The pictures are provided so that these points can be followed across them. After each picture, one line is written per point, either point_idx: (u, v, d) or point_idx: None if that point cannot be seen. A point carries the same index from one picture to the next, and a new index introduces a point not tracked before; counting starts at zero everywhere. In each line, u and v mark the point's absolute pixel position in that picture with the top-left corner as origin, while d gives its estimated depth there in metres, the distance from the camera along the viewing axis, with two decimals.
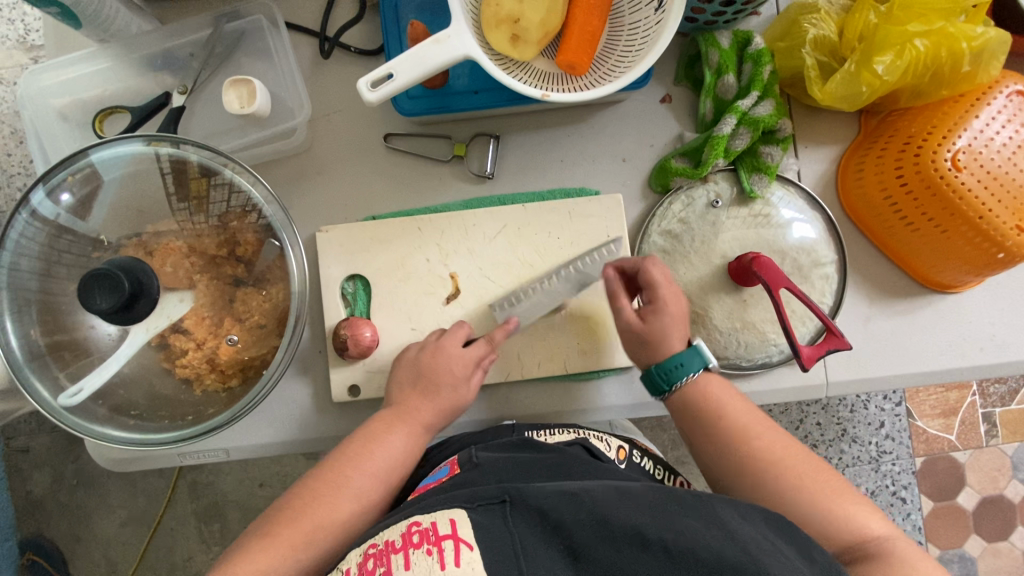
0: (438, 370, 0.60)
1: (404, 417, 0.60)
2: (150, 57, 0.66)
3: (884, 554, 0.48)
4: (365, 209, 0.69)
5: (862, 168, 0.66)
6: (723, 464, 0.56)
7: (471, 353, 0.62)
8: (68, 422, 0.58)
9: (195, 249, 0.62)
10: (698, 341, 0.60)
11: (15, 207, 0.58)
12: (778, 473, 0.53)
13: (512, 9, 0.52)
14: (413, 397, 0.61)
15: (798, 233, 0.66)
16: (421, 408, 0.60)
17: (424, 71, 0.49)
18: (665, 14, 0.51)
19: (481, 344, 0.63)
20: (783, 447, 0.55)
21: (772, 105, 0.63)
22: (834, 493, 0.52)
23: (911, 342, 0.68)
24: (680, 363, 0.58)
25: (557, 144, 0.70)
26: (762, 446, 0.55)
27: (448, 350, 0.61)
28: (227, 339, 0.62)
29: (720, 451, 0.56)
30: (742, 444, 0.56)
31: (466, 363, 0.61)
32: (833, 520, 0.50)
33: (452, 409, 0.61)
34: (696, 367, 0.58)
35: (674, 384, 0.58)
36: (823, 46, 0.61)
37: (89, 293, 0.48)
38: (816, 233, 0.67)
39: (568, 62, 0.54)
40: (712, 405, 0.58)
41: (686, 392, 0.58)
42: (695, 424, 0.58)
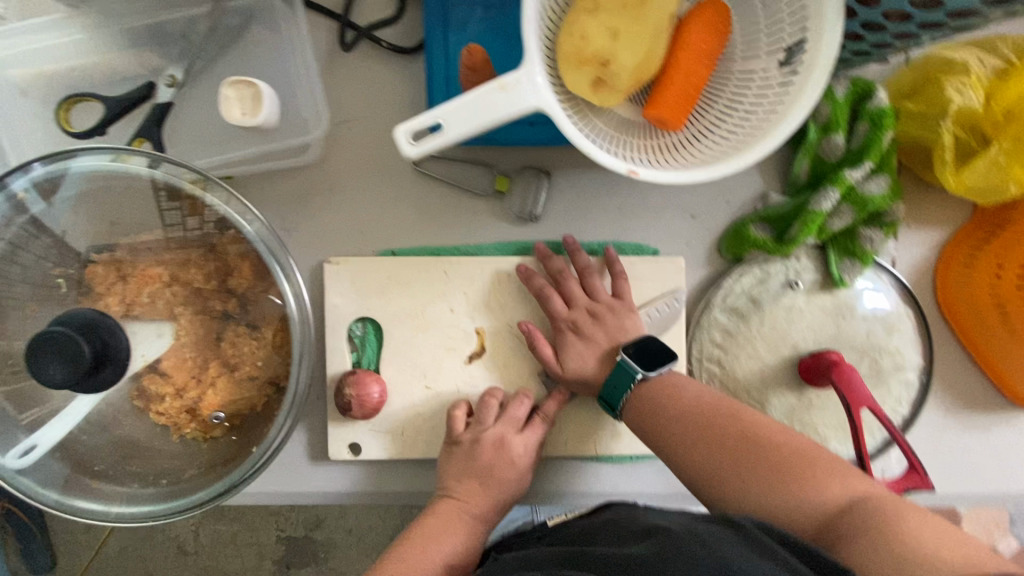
0: (501, 464, 0.54)
1: (459, 512, 0.53)
2: (135, 32, 0.53)
3: (865, 521, 0.39)
4: (383, 241, 0.59)
5: (972, 264, 0.56)
6: (682, 458, 0.47)
7: (530, 438, 0.55)
8: (18, 486, 0.49)
9: (178, 278, 0.53)
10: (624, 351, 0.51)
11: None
12: (736, 456, 0.45)
13: (602, 48, 0.40)
14: (474, 490, 0.54)
15: (870, 303, 0.57)
16: (472, 494, 0.54)
17: (483, 126, 0.37)
18: (797, 79, 0.40)
19: (540, 425, 0.56)
20: (738, 423, 0.47)
21: (887, 183, 0.53)
22: (801, 469, 0.44)
23: (982, 462, 0.60)
24: (613, 386, 0.51)
25: (618, 188, 0.59)
26: (717, 429, 0.47)
27: (507, 435, 0.55)
28: (213, 414, 0.54)
29: (675, 445, 0.48)
30: (693, 431, 0.47)
31: (528, 452, 0.55)
32: (804, 497, 0.42)
33: (509, 497, 0.55)
34: (628, 383, 0.51)
35: (618, 407, 0.51)
36: (964, 118, 0.50)
37: (41, 360, 0.39)
38: (892, 303, 0.57)
39: (658, 117, 0.43)
40: (653, 391, 0.50)
41: (633, 405, 0.51)
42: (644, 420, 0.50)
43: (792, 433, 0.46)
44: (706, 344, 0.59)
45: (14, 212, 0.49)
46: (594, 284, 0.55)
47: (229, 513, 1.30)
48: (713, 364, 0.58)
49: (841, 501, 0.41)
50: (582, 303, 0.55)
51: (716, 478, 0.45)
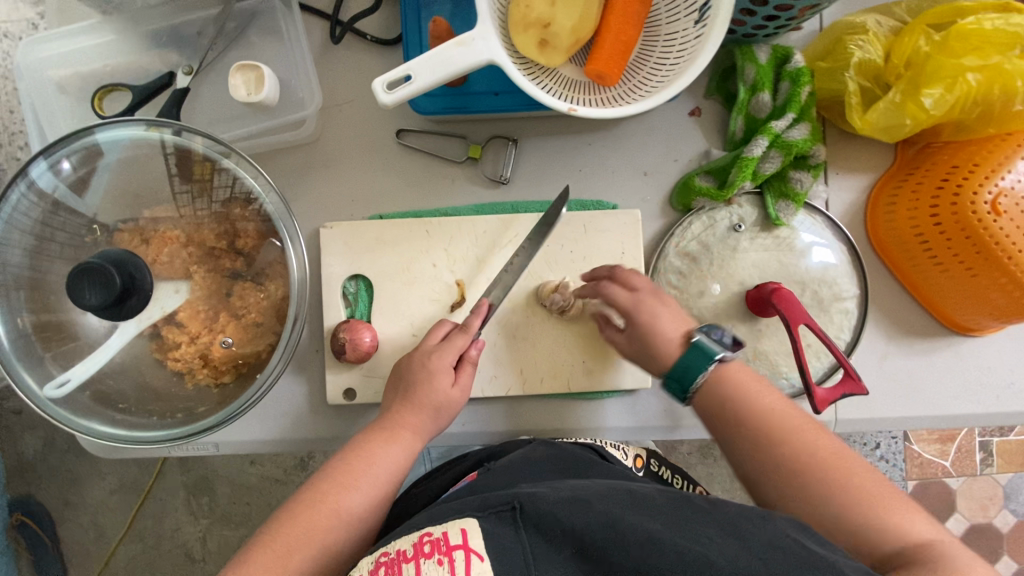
0: (415, 366, 0.59)
1: (394, 427, 0.57)
2: (157, 34, 0.62)
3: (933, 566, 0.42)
4: (372, 207, 0.67)
5: (894, 201, 0.63)
6: (750, 463, 0.50)
7: (450, 348, 0.59)
8: (51, 412, 0.56)
9: (192, 239, 0.60)
10: (700, 334, 0.53)
11: (13, 177, 0.56)
12: (808, 471, 0.47)
13: (543, 13, 0.48)
14: (400, 406, 0.58)
15: (818, 258, 0.63)
16: (405, 411, 0.58)
17: (444, 76, 0.46)
18: (706, 30, 0.48)
19: (460, 336, 0.60)
20: (816, 443, 0.49)
21: (808, 129, 0.60)
22: (887, 501, 0.46)
23: (926, 385, 0.65)
24: (686, 368, 0.53)
25: (578, 152, 0.66)
26: (789, 447, 0.49)
27: (425, 347, 0.59)
28: (221, 339, 0.59)
29: (749, 453, 0.50)
30: (770, 443, 0.49)
31: (449, 357, 0.58)
32: (879, 526, 0.44)
33: (433, 403, 0.58)
34: (704, 365, 0.52)
35: (689, 388, 0.53)
36: (868, 70, 0.58)
37: (77, 287, 0.45)
38: (837, 259, 0.64)
39: (597, 72, 0.51)
40: (728, 399, 0.52)
41: (705, 389, 0.53)
42: (713, 413, 0.52)
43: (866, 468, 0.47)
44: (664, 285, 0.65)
45: (40, 197, 0.57)
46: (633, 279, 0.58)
47: (235, 516, 1.32)
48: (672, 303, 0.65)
49: (909, 540, 0.44)
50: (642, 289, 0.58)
51: (782, 487, 0.48)
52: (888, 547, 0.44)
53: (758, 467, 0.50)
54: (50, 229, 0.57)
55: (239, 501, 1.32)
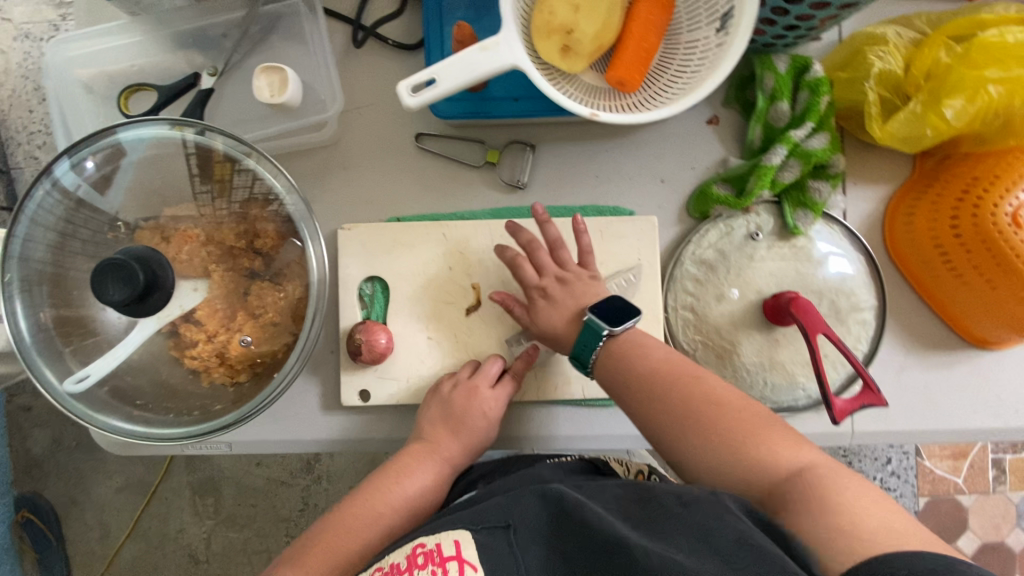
0: (472, 412, 0.59)
1: (434, 453, 0.59)
2: (183, 35, 0.63)
3: (807, 488, 0.44)
4: (389, 209, 0.67)
5: (913, 213, 0.63)
6: (650, 421, 0.52)
7: (500, 394, 0.61)
8: (72, 408, 0.56)
9: (212, 238, 0.60)
10: (589, 313, 0.57)
11: (37, 176, 0.56)
12: (699, 416, 0.50)
13: (566, 20, 0.49)
14: (443, 434, 0.60)
15: (835, 269, 0.63)
16: (447, 442, 0.60)
17: (468, 79, 0.46)
18: (728, 38, 0.48)
19: (509, 383, 0.61)
20: (703, 389, 0.52)
21: (827, 139, 0.60)
22: (762, 432, 0.48)
23: (944, 398, 0.65)
24: (583, 345, 0.57)
25: (595, 158, 0.67)
26: (676, 390, 0.52)
27: (479, 394, 0.60)
28: (240, 337, 0.60)
29: (647, 410, 0.53)
30: (663, 396, 0.52)
31: (498, 405, 0.60)
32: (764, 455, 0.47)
33: (476, 444, 0.61)
34: (594, 342, 0.56)
35: (590, 362, 0.57)
36: (887, 81, 0.58)
37: (102, 282, 0.46)
38: (854, 269, 0.63)
39: (618, 78, 0.51)
40: (623, 360, 0.55)
41: (601, 365, 0.56)
42: (612, 375, 0.56)
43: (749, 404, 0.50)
44: (680, 293, 0.65)
45: (64, 196, 0.57)
46: (563, 254, 0.62)
47: (240, 518, 1.32)
48: (688, 311, 0.65)
49: (791, 467, 0.46)
50: (552, 271, 0.61)
51: (680, 435, 0.50)
52: (776, 478, 0.46)
53: (652, 420, 0.52)
54: (73, 227, 0.58)
55: (244, 503, 1.31)
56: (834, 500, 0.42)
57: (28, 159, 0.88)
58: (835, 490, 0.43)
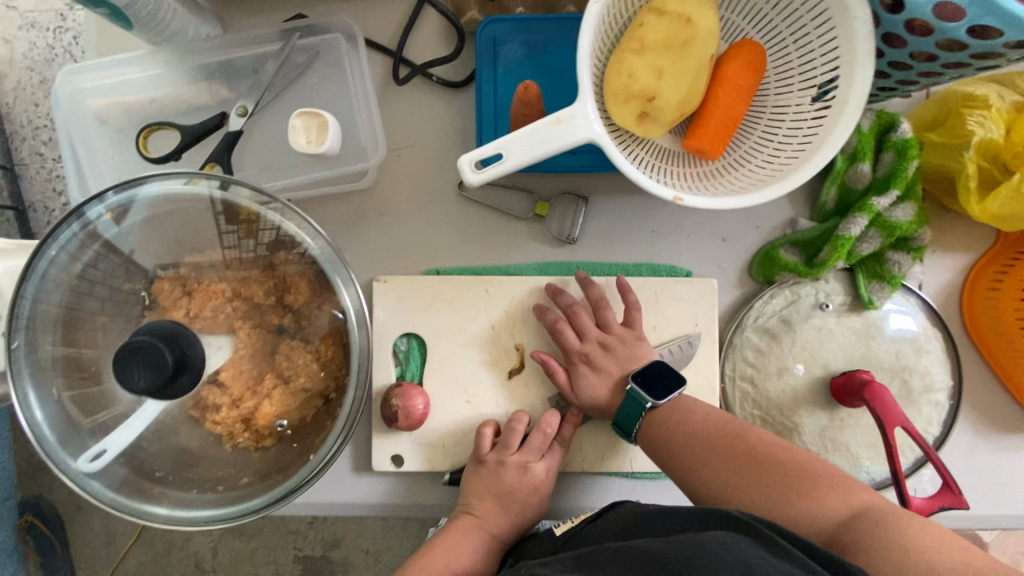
0: (523, 488, 0.55)
1: (482, 527, 0.54)
2: (210, 68, 0.58)
3: (868, 534, 0.40)
4: (428, 260, 0.62)
5: (998, 287, 0.58)
6: (691, 477, 0.49)
7: (550, 463, 0.57)
8: (85, 486, 0.51)
9: (239, 293, 0.56)
10: (632, 381, 0.53)
11: (66, 215, 0.52)
12: (743, 467, 0.46)
13: (647, 85, 0.43)
14: (492, 509, 0.55)
15: (897, 325, 0.59)
16: (495, 514, 0.54)
17: (540, 155, 0.41)
18: (829, 113, 0.43)
19: (558, 451, 0.57)
20: (748, 441, 0.48)
21: (914, 210, 0.55)
22: (811, 482, 0.44)
23: (1016, 486, 0.60)
24: (625, 414, 0.53)
25: (652, 212, 0.62)
26: (720, 446, 0.49)
27: (531, 471, 0.55)
28: (277, 421, 0.56)
29: (686, 464, 0.49)
30: (704, 451, 0.49)
31: (549, 476, 0.56)
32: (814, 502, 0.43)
33: (527, 519, 0.56)
34: (637, 414, 0.53)
35: (631, 432, 0.53)
36: (986, 150, 0.52)
37: (128, 367, 0.42)
38: (918, 325, 0.59)
39: (698, 148, 0.46)
40: (665, 416, 0.52)
41: (649, 438, 0.53)
42: (656, 440, 0.52)
43: (796, 451, 0.47)
44: (739, 362, 0.61)
45: (80, 244, 0.53)
46: (606, 315, 0.57)
47: (249, 529, 1.27)
48: (747, 383, 0.60)
49: (844, 513, 0.42)
50: (594, 335, 0.57)
51: (724, 491, 0.46)
52: (831, 527, 0.41)
53: (697, 483, 0.48)
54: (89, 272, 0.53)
55: (252, 515, 1.27)
56: (896, 541, 0.39)
57: (32, 156, 0.77)
58: (894, 532, 0.39)
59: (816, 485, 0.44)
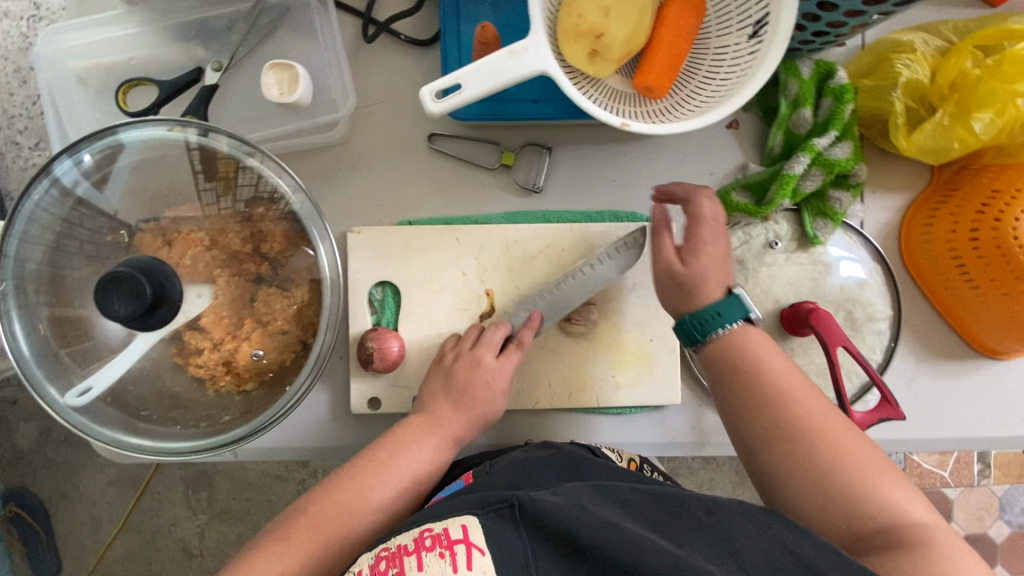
0: (475, 385, 0.57)
1: (434, 427, 0.57)
2: (185, 28, 0.60)
3: (922, 542, 0.43)
4: (401, 212, 0.65)
5: (932, 223, 0.62)
6: (753, 425, 0.50)
7: (506, 363, 0.59)
8: (72, 420, 0.53)
9: (217, 241, 0.58)
10: (741, 288, 0.52)
11: (36, 173, 0.53)
12: (811, 444, 0.47)
13: (596, 23, 0.47)
14: (446, 407, 0.58)
15: (846, 272, 0.63)
16: (448, 415, 0.57)
17: (493, 87, 0.44)
18: (762, 46, 0.47)
19: (513, 352, 0.59)
20: (823, 416, 0.48)
21: (850, 149, 0.59)
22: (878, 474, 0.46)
23: (954, 408, 0.65)
24: (716, 313, 0.51)
25: (612, 161, 0.65)
26: (789, 406, 0.49)
27: (484, 364, 0.58)
28: (252, 351, 0.58)
29: (753, 411, 0.50)
30: (778, 407, 0.49)
31: (503, 376, 0.58)
32: (872, 497, 0.45)
33: (483, 418, 0.58)
34: (735, 317, 0.51)
35: (709, 334, 0.52)
36: (913, 91, 0.57)
37: (108, 297, 0.44)
38: (866, 273, 0.64)
39: (645, 84, 0.50)
40: (745, 358, 0.51)
41: (724, 341, 0.51)
42: (722, 373, 0.52)
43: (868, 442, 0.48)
44: None
45: (61, 196, 0.54)
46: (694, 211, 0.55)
47: (236, 511, 1.26)
48: None
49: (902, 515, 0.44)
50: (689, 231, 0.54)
51: (783, 457, 0.48)
52: (880, 521, 0.44)
53: (758, 433, 0.49)
54: (72, 225, 0.55)
55: (240, 496, 1.27)
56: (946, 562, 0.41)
57: (7, 144, 0.77)
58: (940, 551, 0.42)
59: (880, 485, 0.45)
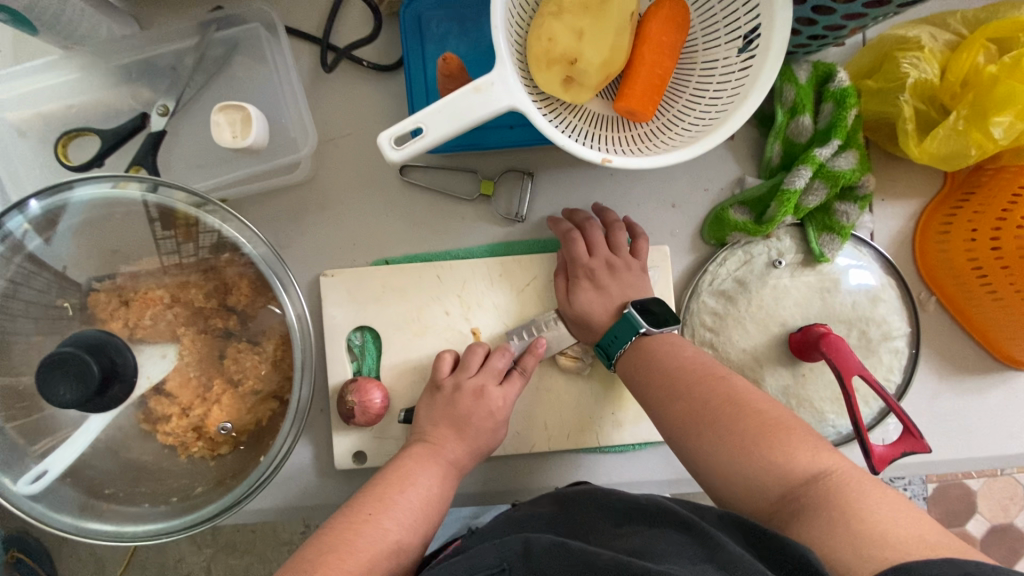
0: (478, 413, 0.54)
1: (437, 456, 0.52)
2: (129, 69, 0.55)
3: (826, 495, 0.38)
4: (376, 251, 0.61)
5: (948, 230, 0.58)
6: (659, 417, 0.49)
7: (509, 390, 0.55)
8: (30, 512, 0.50)
9: (178, 298, 0.54)
10: (631, 306, 0.53)
11: None
12: (702, 415, 0.46)
13: (569, 48, 0.42)
14: (447, 435, 0.53)
15: (856, 280, 0.59)
16: (454, 445, 0.53)
17: (461, 128, 0.39)
18: (754, 62, 0.42)
19: (517, 380, 0.55)
20: (724, 387, 0.47)
21: (856, 158, 0.55)
22: (781, 434, 0.43)
23: (980, 424, 0.61)
24: (613, 336, 0.53)
25: (599, 183, 0.61)
26: (679, 387, 0.48)
27: (490, 392, 0.54)
28: (219, 425, 0.54)
29: (656, 400, 0.49)
30: (674, 390, 0.48)
31: (507, 405, 0.55)
32: (772, 463, 0.42)
33: (485, 447, 0.54)
34: (629, 336, 0.52)
35: (614, 356, 0.53)
36: (923, 91, 0.52)
37: (50, 382, 0.40)
38: (877, 278, 0.59)
39: (628, 109, 0.45)
40: (638, 344, 0.52)
41: (628, 359, 0.52)
42: (628, 370, 0.52)
43: (768, 401, 0.45)
44: (698, 327, 0.60)
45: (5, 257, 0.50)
46: (618, 237, 0.57)
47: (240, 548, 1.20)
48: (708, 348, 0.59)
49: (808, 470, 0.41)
50: (604, 253, 0.56)
51: (684, 435, 0.46)
52: (786, 487, 0.40)
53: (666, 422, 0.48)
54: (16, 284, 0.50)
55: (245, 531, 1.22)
56: (857, 509, 0.37)
57: None
58: (850, 500, 0.38)
59: (770, 438, 0.42)
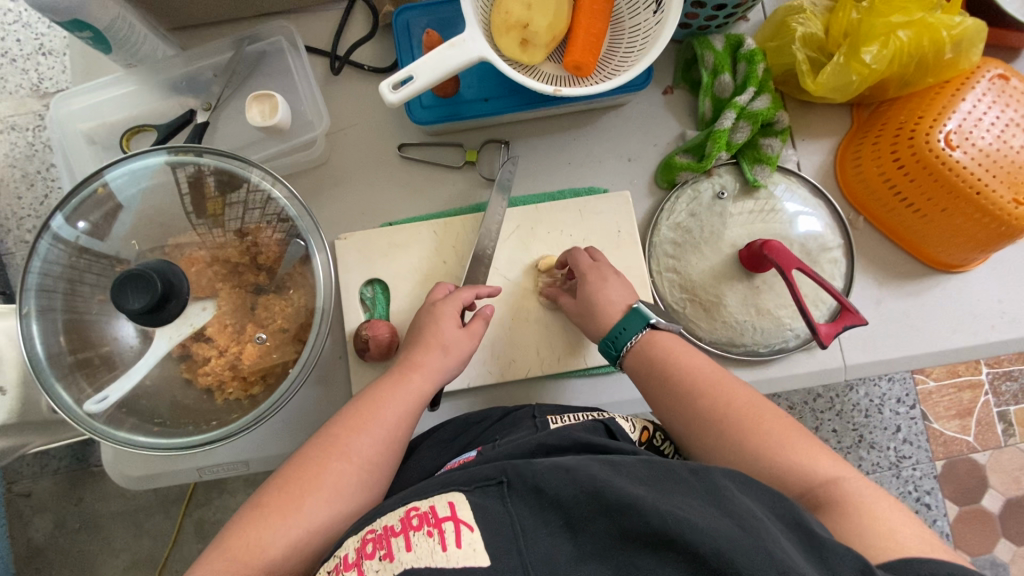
0: (429, 323, 0.59)
1: (402, 372, 0.56)
2: (177, 82, 0.69)
3: (841, 497, 0.44)
4: (382, 216, 0.72)
5: (859, 156, 0.69)
6: (675, 416, 0.53)
7: (457, 302, 0.61)
8: (95, 429, 0.57)
9: (218, 257, 0.63)
10: (641, 303, 0.59)
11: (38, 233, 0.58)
12: (722, 422, 0.50)
13: (521, 16, 0.55)
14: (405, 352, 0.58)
15: (804, 227, 0.68)
16: (430, 360, 0.57)
17: (443, 72, 0.52)
18: (664, 16, 0.55)
19: (463, 295, 0.61)
20: (737, 398, 0.51)
21: (769, 99, 0.67)
22: (793, 440, 0.48)
23: (924, 322, 0.68)
24: (622, 329, 0.58)
25: (566, 147, 0.72)
26: (702, 398, 0.52)
27: (438, 309, 0.60)
28: (255, 338, 0.62)
29: (674, 405, 0.53)
30: (693, 395, 0.52)
31: (456, 312, 0.60)
32: (779, 465, 0.47)
33: (451, 348, 0.59)
34: (637, 327, 0.57)
35: (621, 348, 0.58)
36: (811, 43, 0.65)
37: (123, 292, 0.49)
38: (823, 224, 0.69)
39: (575, 62, 0.57)
40: (646, 356, 0.56)
41: (639, 352, 0.57)
42: (641, 373, 0.56)
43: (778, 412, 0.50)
44: (661, 257, 0.69)
45: (66, 247, 0.59)
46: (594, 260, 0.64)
47: None
48: (672, 273, 0.69)
49: (823, 474, 0.46)
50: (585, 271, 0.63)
51: (705, 440, 0.51)
52: (803, 485, 0.46)
53: (685, 424, 0.52)
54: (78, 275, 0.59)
55: None
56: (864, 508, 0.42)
57: None
58: (862, 501, 0.43)
59: (793, 447, 0.47)
